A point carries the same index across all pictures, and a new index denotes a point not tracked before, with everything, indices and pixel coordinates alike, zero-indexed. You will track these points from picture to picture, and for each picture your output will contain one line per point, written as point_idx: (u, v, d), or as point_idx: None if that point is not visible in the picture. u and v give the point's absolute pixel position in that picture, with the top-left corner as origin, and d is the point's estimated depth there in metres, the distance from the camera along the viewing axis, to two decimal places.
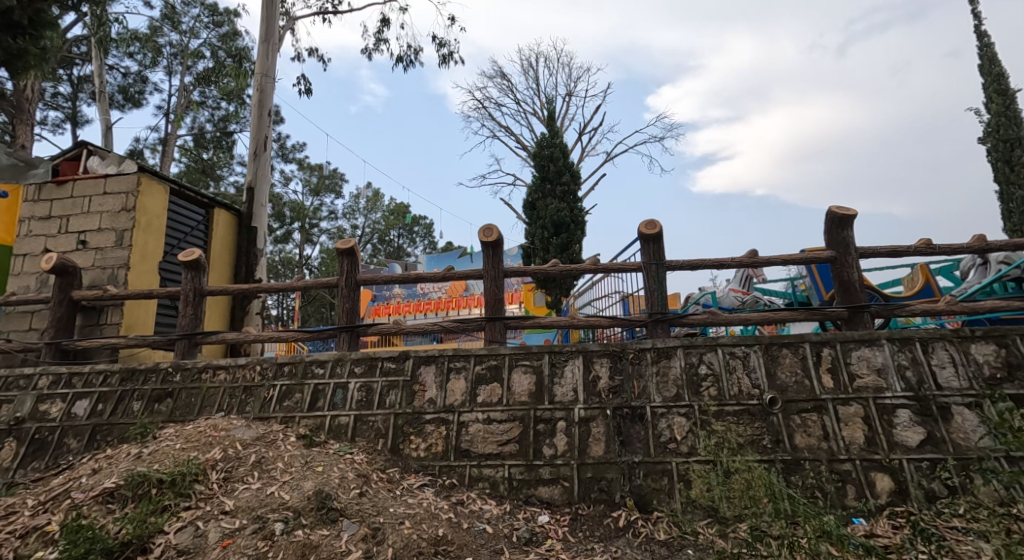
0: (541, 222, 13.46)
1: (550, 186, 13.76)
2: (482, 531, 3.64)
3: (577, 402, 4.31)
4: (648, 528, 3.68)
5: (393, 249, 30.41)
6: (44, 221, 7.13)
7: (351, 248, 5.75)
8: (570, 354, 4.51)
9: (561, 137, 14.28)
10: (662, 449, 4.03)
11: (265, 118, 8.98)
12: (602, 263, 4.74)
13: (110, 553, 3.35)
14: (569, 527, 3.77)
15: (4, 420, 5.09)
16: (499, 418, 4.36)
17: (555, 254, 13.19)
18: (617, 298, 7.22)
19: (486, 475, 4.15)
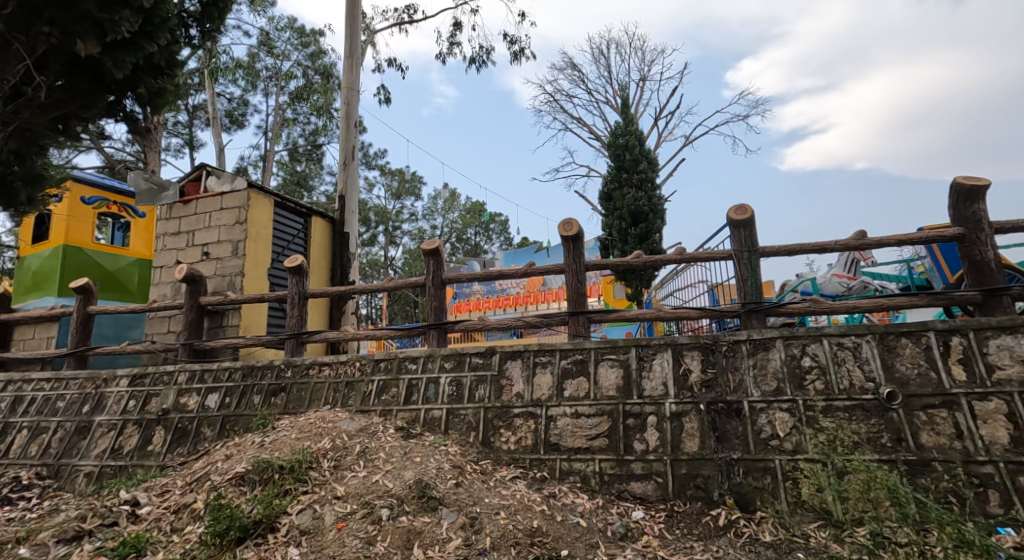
0: (618, 213, 13.28)
1: (627, 175, 13.54)
2: (576, 524, 3.73)
3: (668, 397, 4.29)
4: (751, 529, 3.63)
5: (471, 246, 30.99)
6: (174, 237, 7.99)
7: (436, 248, 6.02)
8: (658, 347, 4.49)
9: (637, 125, 14.00)
10: (763, 446, 3.93)
11: (352, 129, 9.53)
12: (690, 252, 4.66)
13: (246, 531, 3.75)
14: (665, 524, 3.78)
15: (153, 410, 5.76)
16: (588, 412, 4.42)
17: (634, 245, 13.00)
18: (705, 288, 7.09)
19: (577, 468, 4.24)
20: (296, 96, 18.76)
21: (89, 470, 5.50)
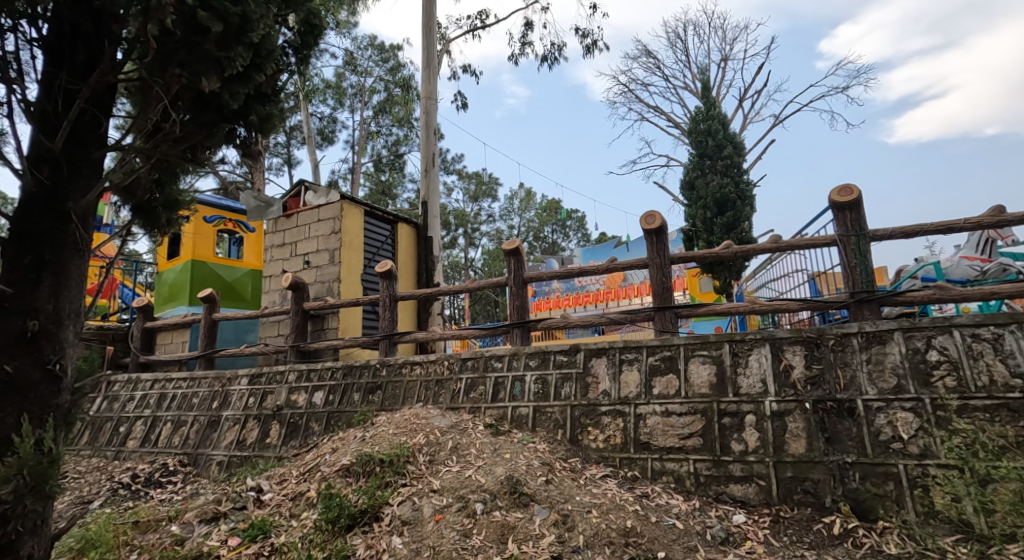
0: (702, 203, 12.85)
1: (711, 163, 13.09)
2: (672, 526, 3.71)
3: (768, 395, 4.15)
4: (872, 539, 3.45)
5: (549, 244, 31.09)
6: (279, 248, 8.68)
7: (517, 248, 6.17)
8: (754, 343, 4.36)
9: (719, 109, 13.51)
10: (884, 449, 3.71)
11: (432, 137, 9.91)
12: (786, 240, 4.50)
13: (354, 518, 4.06)
14: (771, 530, 3.68)
15: (269, 407, 6.32)
16: (679, 411, 4.38)
17: (721, 235, 12.53)
18: (804, 279, 6.77)
19: (670, 469, 4.22)
20: (379, 110, 19.71)
21: (220, 458, 6.14)
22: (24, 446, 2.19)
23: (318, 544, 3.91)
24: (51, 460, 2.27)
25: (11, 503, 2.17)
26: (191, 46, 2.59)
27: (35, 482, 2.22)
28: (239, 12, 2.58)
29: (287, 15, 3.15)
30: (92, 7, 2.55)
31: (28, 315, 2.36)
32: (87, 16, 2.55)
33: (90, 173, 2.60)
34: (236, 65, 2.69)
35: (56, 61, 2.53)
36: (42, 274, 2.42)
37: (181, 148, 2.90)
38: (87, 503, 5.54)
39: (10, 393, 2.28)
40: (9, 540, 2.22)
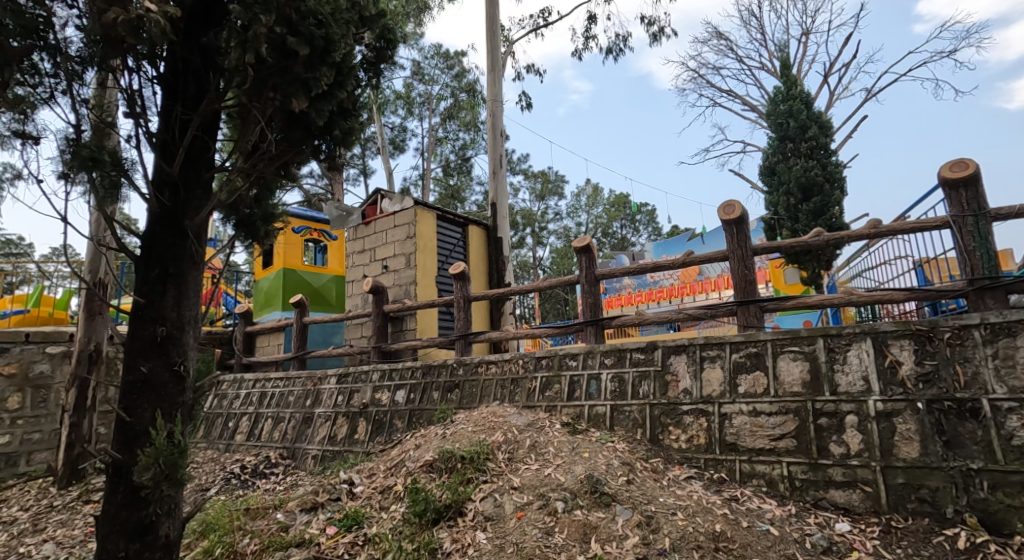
0: (785, 188, 12.19)
1: (794, 145, 12.38)
2: (766, 532, 3.59)
3: (871, 394, 3.90)
4: (1005, 554, 3.20)
5: (619, 240, 30.62)
6: (359, 254, 9.11)
7: (588, 245, 6.14)
8: (853, 338, 4.10)
9: (801, 87, 12.74)
10: (1017, 455, 3.41)
11: (499, 139, 10.03)
12: (887, 224, 4.23)
13: (439, 513, 4.21)
14: (880, 540, 3.49)
15: (356, 405, 6.64)
16: (768, 411, 4.22)
17: (807, 223, 11.83)
18: (910, 266, 6.30)
19: (760, 471, 4.09)
20: (446, 116, 20.17)
21: (315, 452, 6.54)
22: (158, 438, 2.48)
23: (407, 536, 4.09)
24: (180, 451, 2.54)
25: (152, 487, 2.47)
26: (282, 70, 2.79)
27: (169, 470, 2.50)
28: (323, 35, 2.78)
29: (364, 34, 3.32)
30: (200, 45, 2.81)
31: (157, 322, 2.64)
32: (196, 53, 2.79)
33: (201, 193, 2.87)
34: (322, 84, 2.88)
35: (172, 94, 2.82)
36: (167, 286, 2.70)
37: (274, 166, 3.11)
38: (204, 491, 6.10)
39: (146, 392, 2.57)
40: (151, 520, 2.51)
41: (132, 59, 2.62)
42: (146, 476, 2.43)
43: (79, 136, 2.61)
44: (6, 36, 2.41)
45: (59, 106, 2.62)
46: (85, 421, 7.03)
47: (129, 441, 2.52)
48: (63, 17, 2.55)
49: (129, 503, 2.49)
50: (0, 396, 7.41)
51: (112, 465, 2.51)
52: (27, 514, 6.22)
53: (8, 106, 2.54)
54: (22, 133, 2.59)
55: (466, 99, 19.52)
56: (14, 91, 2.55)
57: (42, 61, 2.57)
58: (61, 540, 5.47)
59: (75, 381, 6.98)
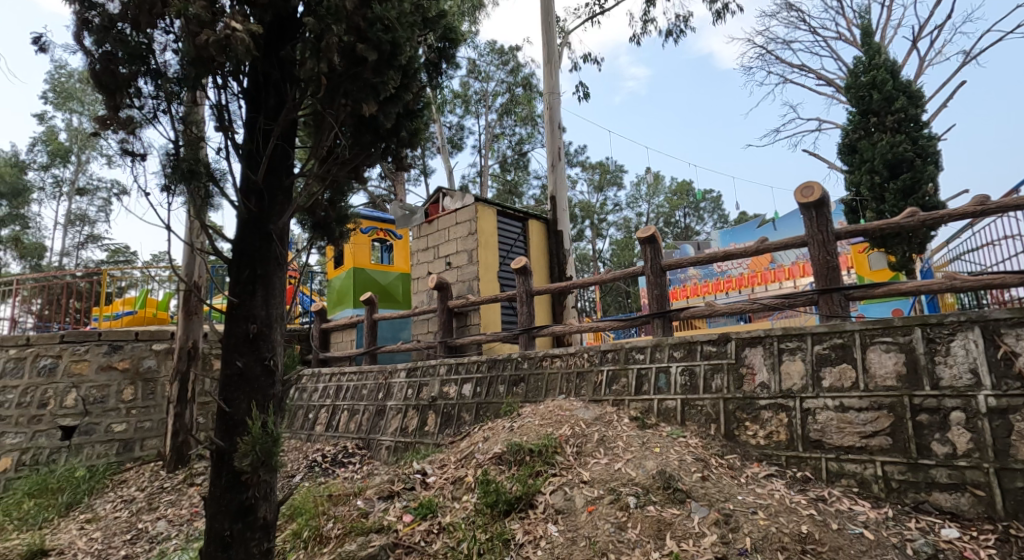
0: (869, 166, 11.35)
1: (878, 119, 11.49)
2: (859, 536, 3.39)
3: (981, 389, 3.59)
4: None
5: (682, 230, 29.79)
6: (424, 252, 9.31)
7: (652, 235, 5.98)
8: (957, 327, 3.77)
9: (886, 56, 11.81)
10: None
11: (557, 131, 9.94)
12: (994, 201, 3.87)
13: (511, 504, 4.24)
14: (996, 549, 3.24)
15: (425, 398, 6.79)
16: (859, 406, 3.97)
17: (896, 202, 10.98)
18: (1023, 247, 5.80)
19: (850, 471, 3.88)
20: (502, 112, 20.24)
21: (389, 443, 6.75)
22: (254, 426, 2.62)
23: (479, 526, 4.15)
24: (274, 440, 2.68)
25: (251, 472, 2.62)
26: (353, 77, 2.88)
27: (266, 456, 2.64)
28: (390, 39, 2.84)
29: (427, 36, 3.36)
30: (279, 59, 2.95)
31: (249, 320, 2.79)
32: (274, 66, 2.94)
33: (283, 199, 3.00)
34: (389, 88, 2.95)
35: (256, 106, 2.97)
36: (256, 287, 2.85)
37: (348, 170, 3.21)
38: (290, 478, 6.47)
39: (242, 385, 2.72)
40: (250, 503, 2.66)
41: (220, 77, 2.77)
42: (246, 462, 2.58)
43: (178, 151, 2.78)
44: (117, 64, 2.67)
45: (160, 124, 2.78)
46: (187, 411, 7.56)
47: (230, 431, 2.68)
48: (162, 43, 2.72)
49: (232, 487, 2.66)
50: (117, 388, 8.13)
51: (216, 451, 2.68)
52: (142, 495, 6.78)
53: (118, 127, 2.74)
54: (131, 152, 2.76)
55: (522, 93, 19.52)
56: (123, 113, 2.76)
57: (145, 84, 2.76)
58: (172, 518, 5.96)
59: (178, 376, 7.52)
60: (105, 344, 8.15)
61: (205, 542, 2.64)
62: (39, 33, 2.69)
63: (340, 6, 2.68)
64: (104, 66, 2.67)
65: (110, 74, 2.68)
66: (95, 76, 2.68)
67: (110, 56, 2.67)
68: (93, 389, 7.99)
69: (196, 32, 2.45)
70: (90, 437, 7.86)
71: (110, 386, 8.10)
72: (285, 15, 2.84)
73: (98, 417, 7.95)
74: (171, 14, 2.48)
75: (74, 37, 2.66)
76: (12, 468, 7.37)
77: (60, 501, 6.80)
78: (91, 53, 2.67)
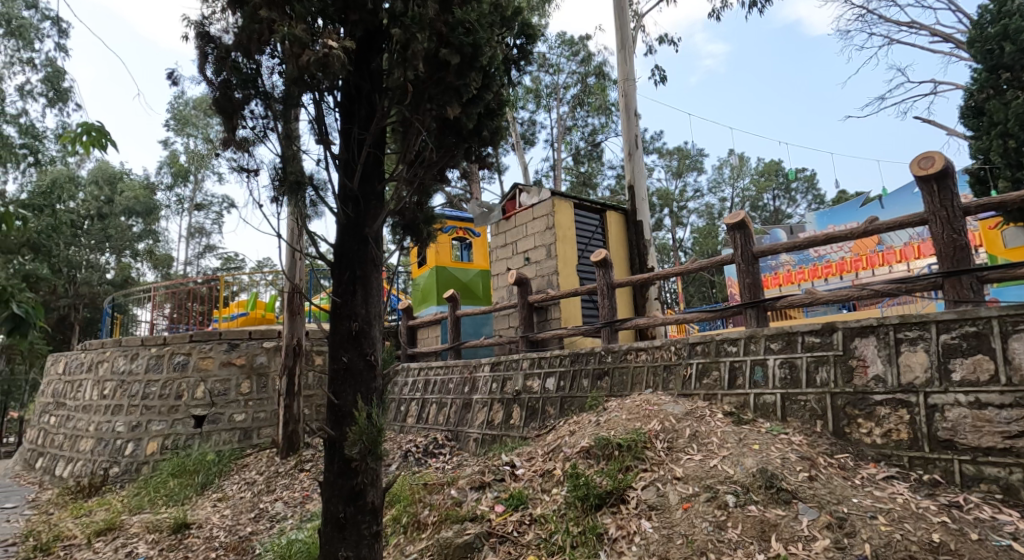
0: (999, 129, 10.12)
1: (1012, 75, 10.18)
2: (1005, 548, 3.05)
3: None
4: None
5: (770, 213, 28.27)
6: (503, 248, 9.38)
7: (742, 221, 5.65)
8: None
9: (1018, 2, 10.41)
10: None
11: (633, 118, 9.68)
12: None
13: (602, 499, 4.17)
14: None
15: (509, 391, 6.83)
16: (998, 403, 3.56)
17: None
18: None
19: (990, 474, 3.50)
20: (575, 103, 20.02)
21: (476, 435, 6.89)
22: (361, 417, 2.73)
23: (571, 519, 4.12)
24: (379, 431, 2.79)
25: (360, 460, 2.74)
26: (436, 82, 2.93)
27: (372, 445, 2.76)
28: (471, 41, 2.86)
29: (506, 34, 3.35)
30: (370, 70, 3.05)
31: (351, 318, 2.91)
32: (365, 78, 3.04)
33: (378, 204, 3.10)
34: (472, 89, 2.97)
35: (349, 118, 3.08)
36: (357, 287, 2.96)
37: (434, 172, 3.27)
38: (387, 467, 6.74)
39: (348, 379, 2.85)
40: (360, 488, 2.78)
41: (318, 92, 2.89)
42: (355, 450, 2.70)
43: (284, 165, 2.94)
44: (232, 90, 2.87)
45: (270, 142, 2.95)
46: (295, 403, 8.08)
47: (339, 420, 2.82)
48: (269, 66, 2.87)
49: (344, 472, 2.79)
50: (235, 382, 8.80)
51: (328, 440, 2.83)
52: (261, 478, 7.32)
53: (234, 147, 2.94)
54: (244, 168, 2.94)
55: (596, 83, 19.21)
56: (239, 134, 2.95)
57: (256, 106, 2.93)
58: (286, 500, 6.41)
59: (285, 370, 8.03)
60: (225, 341, 8.88)
61: (322, 523, 2.78)
62: (169, 68, 2.93)
63: (424, 16, 2.73)
64: (222, 92, 2.88)
65: (227, 100, 2.89)
66: (215, 103, 2.90)
67: (227, 83, 2.87)
68: (217, 383, 8.72)
69: (297, 53, 2.58)
70: (217, 425, 8.59)
71: (230, 380, 8.79)
72: (374, 28, 2.93)
73: (223, 408, 8.67)
74: (276, 38, 2.63)
75: (197, 69, 2.89)
76: (158, 452, 8.34)
77: (197, 481, 7.54)
78: (212, 82, 2.89)
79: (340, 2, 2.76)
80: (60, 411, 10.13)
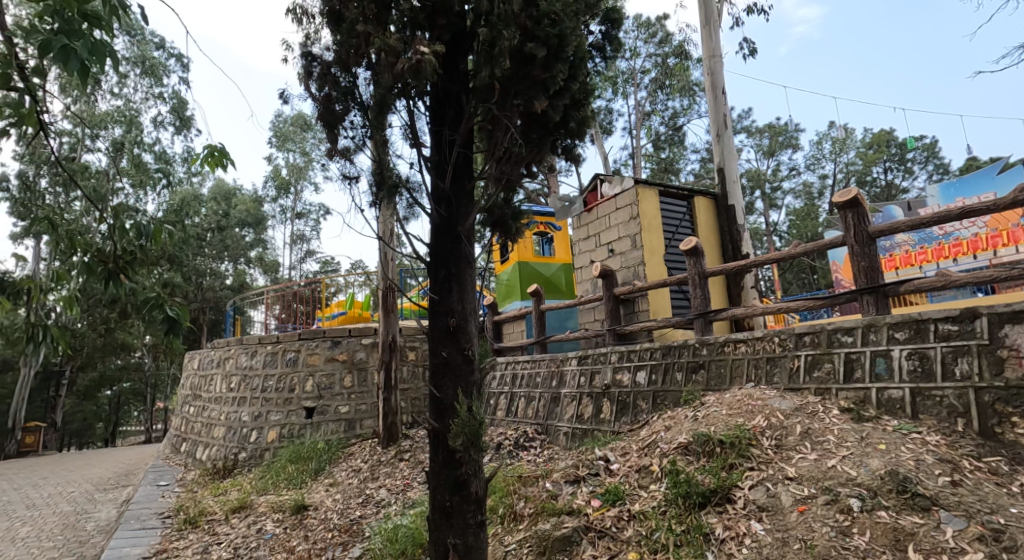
0: None
1: None
2: None
3: None
4: None
5: (882, 189, 25.94)
6: (586, 241, 9.21)
7: (853, 198, 5.14)
8: None
9: None
10: None
11: (721, 97, 9.17)
12: None
13: (705, 497, 3.96)
14: None
15: (598, 385, 6.68)
16: None
17: None
18: None
19: None
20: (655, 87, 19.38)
21: (567, 429, 6.82)
22: (462, 411, 2.74)
23: (673, 517, 3.93)
24: (480, 424, 2.78)
25: (464, 452, 2.75)
26: (522, 76, 2.87)
27: (475, 438, 2.76)
28: (557, 32, 2.78)
29: (591, 21, 3.23)
30: (458, 72, 3.06)
31: (448, 314, 2.92)
32: (454, 80, 3.05)
33: (469, 203, 3.09)
34: (559, 81, 2.89)
35: (439, 121, 3.09)
36: (452, 284, 2.97)
37: (522, 168, 3.21)
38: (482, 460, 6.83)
39: (448, 373, 2.87)
40: (465, 479, 2.79)
41: (410, 97, 2.93)
42: (458, 442, 2.71)
43: (381, 170, 3.00)
44: (334, 103, 2.98)
45: (368, 150, 3.03)
46: (393, 396, 8.38)
47: (441, 413, 2.85)
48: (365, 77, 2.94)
49: (448, 463, 2.81)
50: (338, 377, 9.26)
51: (432, 432, 2.87)
52: (366, 467, 7.67)
53: (336, 156, 3.05)
54: (346, 175, 3.04)
55: (676, 64, 18.44)
56: (341, 144, 3.06)
57: (356, 117, 3.03)
58: (390, 487, 6.66)
59: (383, 366, 8.35)
60: (329, 339, 9.39)
61: (430, 512, 2.83)
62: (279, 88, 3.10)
63: (510, 12, 2.67)
64: (325, 105, 3.00)
65: (330, 112, 3.00)
66: (319, 116, 3.03)
67: (329, 96, 2.98)
68: (323, 377, 9.23)
69: (392, 63, 2.61)
70: (325, 416, 9.09)
71: (334, 375, 9.27)
72: (462, 30, 2.93)
73: (330, 400, 9.16)
74: (373, 50, 2.70)
75: (303, 86, 3.03)
76: (277, 440, 8.98)
77: (311, 467, 8.02)
78: (316, 97, 3.02)
79: (428, 8, 2.78)
80: (196, 402, 11.21)
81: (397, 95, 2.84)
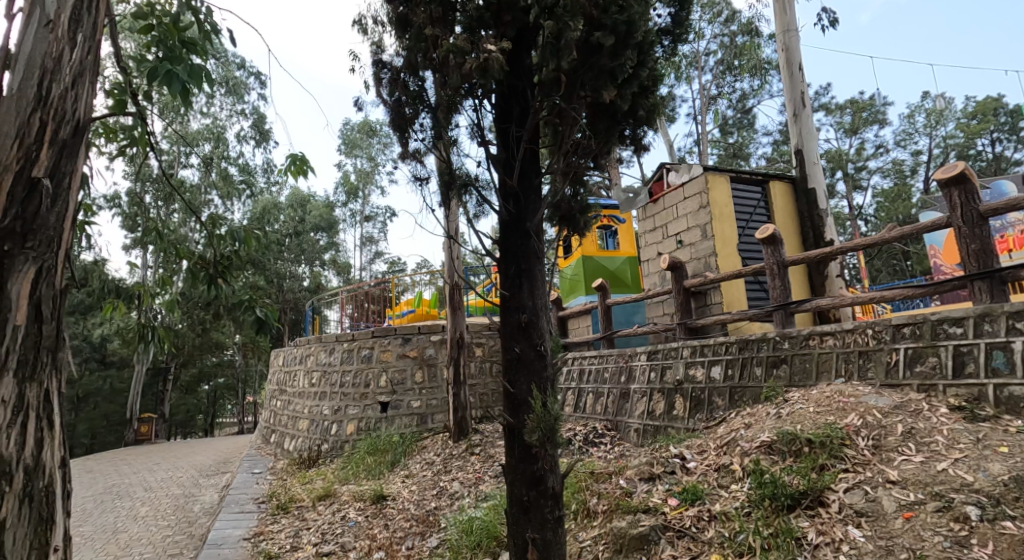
0: None
1: None
2: None
3: None
4: None
5: (986, 162, 23.70)
6: (653, 232, 8.92)
7: (960, 174, 4.61)
8: None
9: None
10: None
11: (797, 74, 8.60)
12: None
13: (794, 499, 3.69)
14: None
15: (670, 381, 6.43)
16: None
17: None
18: None
19: None
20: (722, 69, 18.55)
21: (638, 425, 6.63)
22: (539, 406, 2.67)
23: (759, 519, 3.69)
24: (557, 418, 2.71)
25: (540, 447, 2.69)
26: (590, 66, 2.75)
27: (551, 433, 2.69)
28: (625, 18, 2.66)
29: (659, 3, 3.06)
30: (524, 67, 2.97)
31: (520, 311, 2.85)
32: (520, 76, 2.97)
33: (537, 199, 3.01)
34: (627, 69, 2.76)
35: (505, 118, 3.03)
36: (523, 280, 2.89)
37: (590, 160, 3.09)
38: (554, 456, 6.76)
39: (521, 369, 2.80)
40: (542, 474, 2.72)
41: (477, 96, 2.88)
42: (535, 438, 2.65)
43: (450, 170, 2.97)
44: (404, 106, 2.97)
45: (438, 151, 3.01)
46: (462, 391, 8.45)
47: (516, 408, 2.79)
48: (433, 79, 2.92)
49: (525, 458, 2.74)
50: (409, 373, 9.44)
51: (507, 427, 2.82)
52: (439, 459, 7.78)
53: (407, 158, 3.04)
54: (417, 177, 3.03)
55: (745, 43, 17.56)
56: (412, 146, 3.05)
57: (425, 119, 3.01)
58: (464, 480, 6.71)
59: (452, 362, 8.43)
60: (400, 336, 9.58)
61: (508, 507, 2.78)
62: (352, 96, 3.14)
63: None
64: (396, 109, 3.00)
65: (400, 116, 3.00)
66: (390, 120, 3.03)
67: (399, 101, 2.98)
68: (396, 373, 9.45)
69: (459, 63, 2.57)
70: (399, 410, 9.30)
71: (406, 370, 9.46)
72: (527, 26, 2.85)
73: (403, 395, 9.37)
74: (439, 52, 2.66)
75: (374, 92, 3.05)
76: (355, 433, 9.29)
77: (388, 458, 8.24)
78: (387, 101, 3.02)
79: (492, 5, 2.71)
80: (281, 396, 11.80)
81: (464, 95, 2.80)
